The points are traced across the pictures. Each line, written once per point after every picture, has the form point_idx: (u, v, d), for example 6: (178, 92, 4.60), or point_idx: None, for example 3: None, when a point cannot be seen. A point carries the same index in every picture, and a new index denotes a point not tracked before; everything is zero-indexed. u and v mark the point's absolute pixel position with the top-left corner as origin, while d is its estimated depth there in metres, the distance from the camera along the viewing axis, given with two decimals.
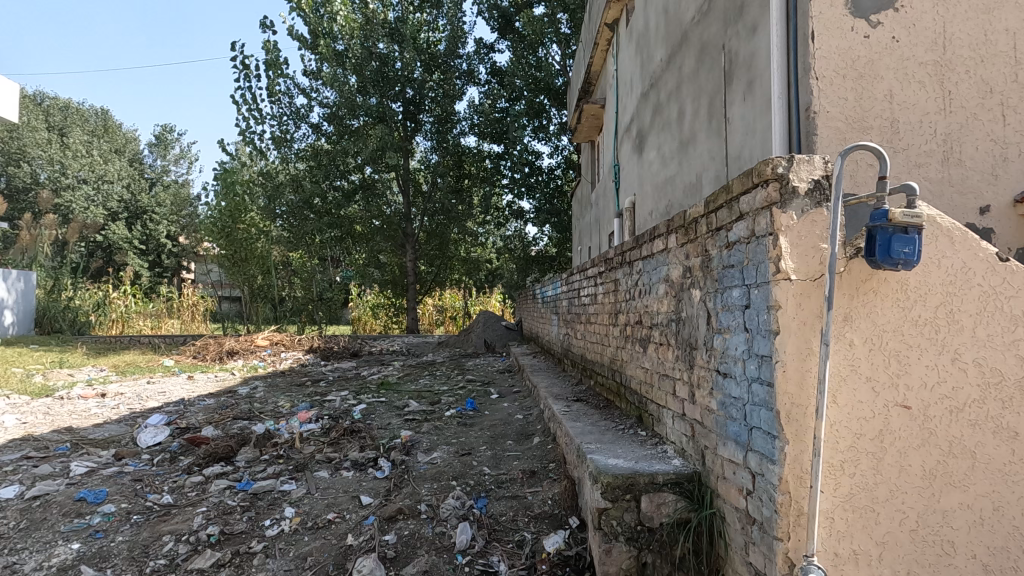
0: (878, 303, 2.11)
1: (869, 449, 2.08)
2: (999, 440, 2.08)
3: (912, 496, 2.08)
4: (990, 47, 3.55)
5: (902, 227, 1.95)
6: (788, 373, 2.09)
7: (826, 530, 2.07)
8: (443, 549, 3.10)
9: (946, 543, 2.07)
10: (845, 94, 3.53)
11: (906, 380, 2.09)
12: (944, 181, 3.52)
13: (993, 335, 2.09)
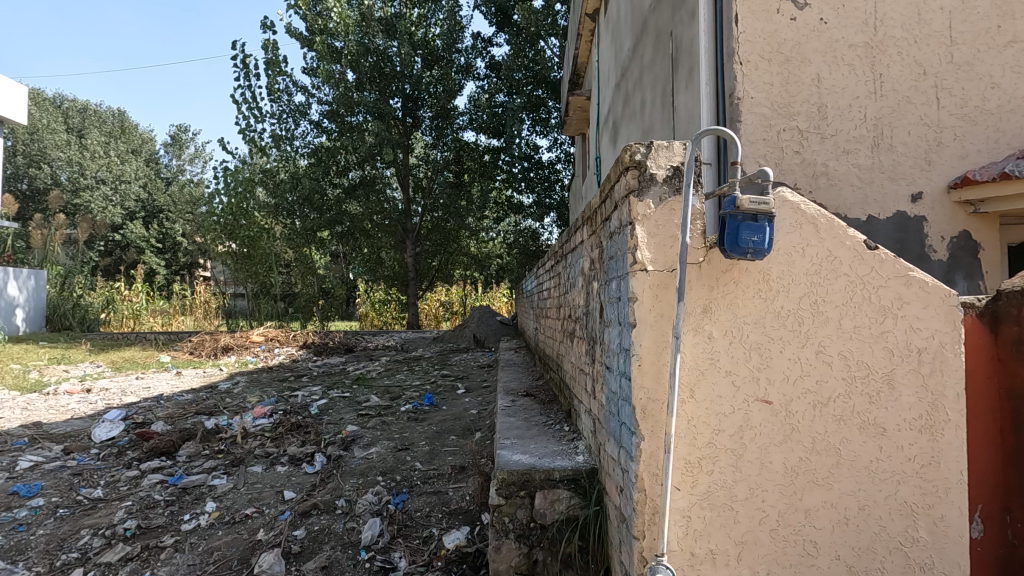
0: (738, 294, 2.03)
1: (728, 445, 2.01)
2: (866, 436, 1.99)
3: (773, 494, 2.00)
4: (924, 26, 3.40)
5: (751, 215, 1.86)
6: (644, 366, 2.02)
7: (682, 529, 2.00)
8: (348, 545, 3.10)
9: (809, 543, 1.99)
10: (770, 80, 3.42)
11: (768, 374, 2.01)
12: (875, 167, 3.38)
13: (860, 327, 2.00)
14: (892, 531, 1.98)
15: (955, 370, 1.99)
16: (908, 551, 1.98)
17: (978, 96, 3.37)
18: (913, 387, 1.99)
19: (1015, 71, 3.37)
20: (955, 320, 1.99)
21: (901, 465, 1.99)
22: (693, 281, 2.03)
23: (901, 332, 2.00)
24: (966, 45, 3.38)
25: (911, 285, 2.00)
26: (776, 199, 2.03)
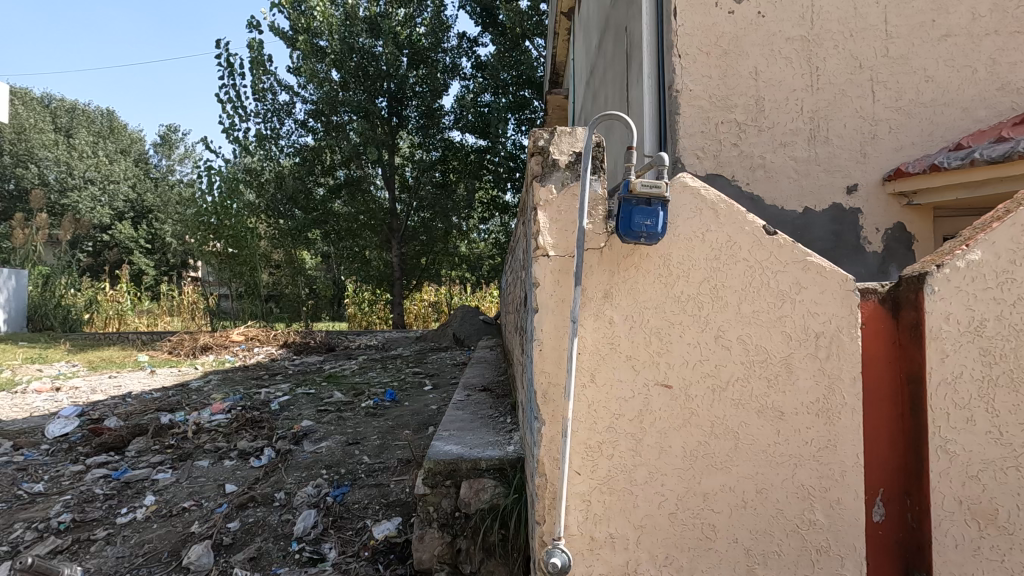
0: (639, 280, 2.03)
1: (627, 430, 2.02)
2: (764, 420, 2.01)
3: (672, 478, 2.01)
4: (860, 20, 3.42)
5: (644, 199, 1.88)
6: (545, 352, 2.03)
7: (582, 514, 2.01)
8: (281, 536, 3.09)
9: (707, 526, 2.00)
10: (708, 73, 3.44)
11: (667, 358, 2.02)
12: (811, 160, 3.40)
13: (759, 311, 2.02)
14: (790, 514, 2.00)
15: (852, 354, 2.01)
16: (804, 534, 1.99)
17: (912, 89, 3.40)
18: (810, 371, 2.01)
19: (948, 65, 3.40)
20: (851, 305, 2.01)
21: (799, 448, 2.00)
22: (593, 266, 2.04)
23: (799, 316, 2.01)
24: (900, 39, 3.41)
25: (809, 270, 2.02)
26: (677, 184, 2.04)
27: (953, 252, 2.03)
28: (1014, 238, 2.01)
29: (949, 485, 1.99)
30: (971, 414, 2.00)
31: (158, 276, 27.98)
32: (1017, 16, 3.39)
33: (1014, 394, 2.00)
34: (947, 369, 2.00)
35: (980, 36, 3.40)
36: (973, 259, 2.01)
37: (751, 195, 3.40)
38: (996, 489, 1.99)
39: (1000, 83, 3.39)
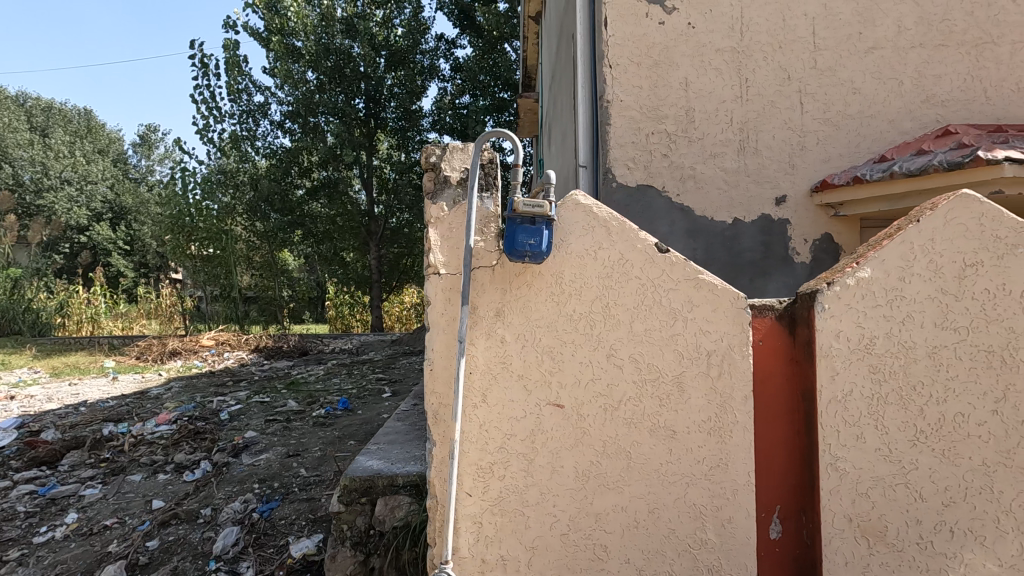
0: (531, 298, 2.01)
1: (519, 450, 1.99)
2: (656, 439, 2.00)
3: (564, 498, 1.99)
4: (788, 32, 3.45)
5: (528, 218, 1.86)
6: (436, 371, 1.99)
7: (473, 536, 1.98)
8: (199, 555, 3.03)
9: (599, 547, 1.98)
10: (639, 83, 3.44)
11: (559, 377, 2.00)
12: (740, 170, 3.41)
13: (651, 329, 2.01)
14: (681, 534, 1.98)
15: (743, 372, 2.00)
16: (696, 554, 1.98)
17: (839, 100, 3.43)
18: (702, 389, 2.00)
19: (875, 77, 3.43)
20: (743, 323, 2.01)
21: (691, 467, 1.99)
22: (485, 284, 2.01)
23: (691, 334, 2.00)
24: (828, 51, 3.44)
25: (701, 288, 2.01)
26: (569, 202, 2.03)
27: (844, 270, 2.03)
28: (903, 255, 2.02)
29: (839, 503, 1.99)
30: (861, 431, 2.00)
31: (134, 278, 27.51)
32: (942, 29, 3.44)
33: (903, 411, 2.01)
34: (837, 386, 2.01)
35: (906, 49, 3.44)
36: (862, 276, 2.02)
37: (682, 205, 3.41)
38: (886, 506, 1.99)
39: (925, 95, 3.43)
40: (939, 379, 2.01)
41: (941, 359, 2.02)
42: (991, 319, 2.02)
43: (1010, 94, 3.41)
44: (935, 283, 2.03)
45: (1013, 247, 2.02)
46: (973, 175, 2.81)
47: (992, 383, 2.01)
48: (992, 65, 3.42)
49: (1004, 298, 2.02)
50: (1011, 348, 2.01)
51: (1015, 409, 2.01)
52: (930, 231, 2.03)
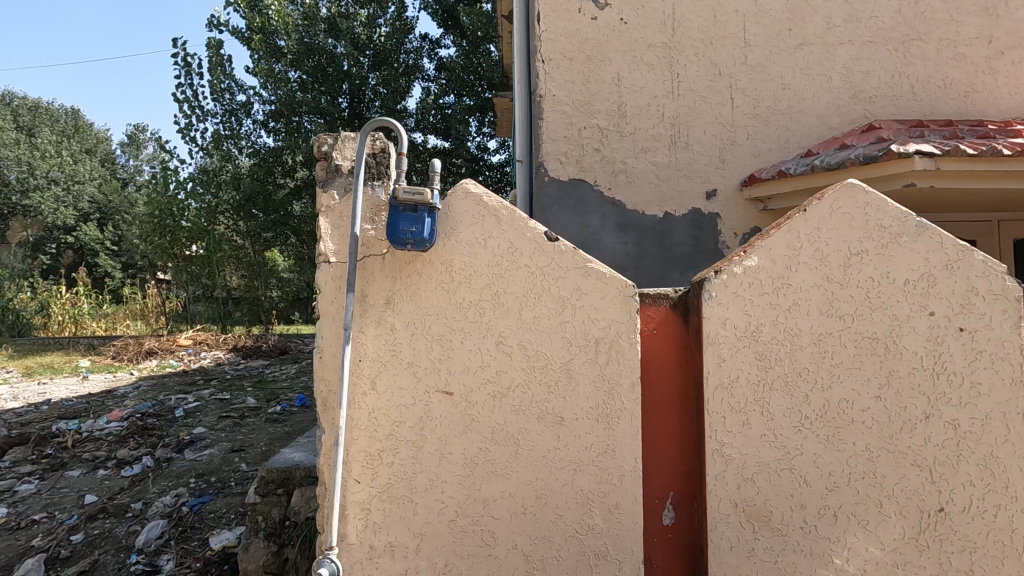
0: (421, 286, 2.03)
1: (408, 437, 2.01)
2: (544, 426, 2.01)
3: (452, 485, 2.00)
4: (719, 29, 3.48)
5: (410, 205, 1.88)
6: (325, 359, 2.00)
7: (362, 522, 1.99)
8: (122, 548, 3.02)
9: (487, 533, 2.00)
10: (572, 78, 3.46)
11: (448, 365, 2.02)
12: (671, 165, 3.44)
13: (540, 317, 2.02)
14: (568, 520, 2.00)
15: (631, 359, 2.02)
16: (583, 539, 2.00)
17: (769, 96, 3.46)
18: (590, 376, 2.02)
19: (804, 73, 3.47)
20: (630, 311, 2.03)
21: (578, 453, 2.01)
22: (375, 272, 2.03)
23: (579, 322, 2.02)
24: (758, 47, 3.47)
25: (589, 276, 2.03)
26: (459, 191, 2.04)
27: (731, 258, 2.06)
28: (789, 244, 2.05)
29: (725, 488, 2.02)
30: (747, 417, 2.03)
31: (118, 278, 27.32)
32: (870, 26, 3.48)
33: (788, 398, 2.04)
34: (724, 373, 2.03)
35: (834, 45, 3.47)
36: (749, 265, 2.05)
37: (613, 199, 3.43)
38: (770, 491, 2.02)
39: (854, 91, 3.47)
40: (824, 366, 2.04)
41: (826, 346, 2.05)
42: (875, 307, 2.05)
43: (935, 91, 3.47)
44: (821, 272, 2.06)
45: (896, 236, 2.05)
46: (886, 168, 2.84)
47: (876, 370, 2.04)
48: (918, 61, 3.47)
49: (887, 286, 2.05)
50: (894, 335, 2.05)
51: (898, 395, 2.04)
52: (816, 220, 2.06)
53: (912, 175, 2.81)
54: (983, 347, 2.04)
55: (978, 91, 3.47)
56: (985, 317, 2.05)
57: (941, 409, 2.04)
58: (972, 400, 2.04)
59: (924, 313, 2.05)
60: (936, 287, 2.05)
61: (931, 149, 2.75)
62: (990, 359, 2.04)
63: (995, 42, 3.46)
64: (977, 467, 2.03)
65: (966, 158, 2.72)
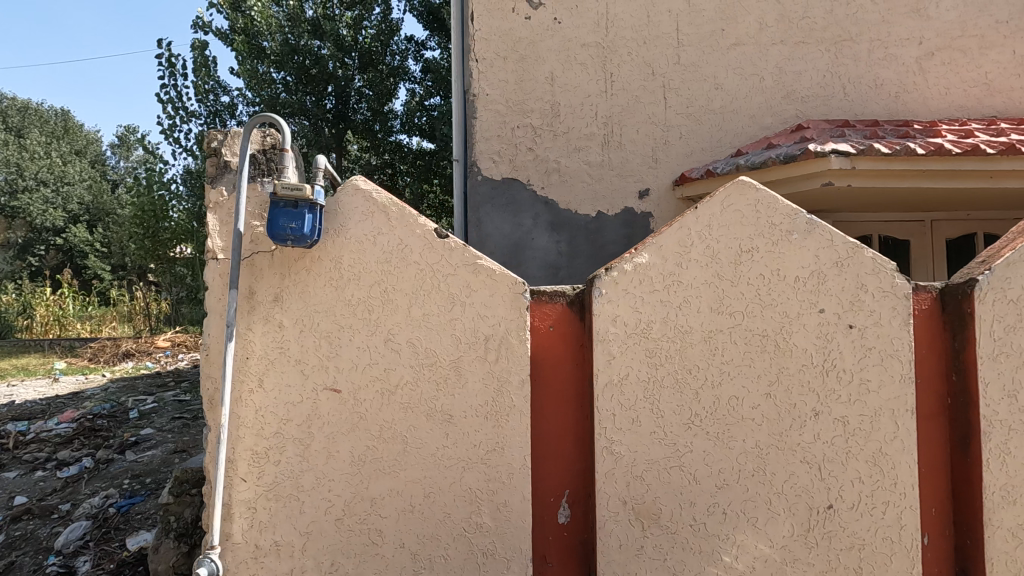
0: (310, 283, 2.01)
1: (295, 435, 1.99)
2: (432, 423, 2.01)
3: (339, 483, 1.99)
4: (652, 29, 3.49)
5: (290, 201, 1.86)
6: (211, 357, 1.98)
7: (247, 521, 1.98)
8: (41, 549, 3.01)
9: (374, 532, 1.99)
10: (506, 77, 3.46)
11: (336, 362, 2.00)
12: (604, 164, 3.45)
13: (429, 314, 2.02)
14: (457, 518, 2.00)
15: (521, 356, 2.02)
16: (471, 537, 2.00)
17: (702, 96, 3.47)
18: (479, 374, 2.01)
19: (737, 73, 3.48)
20: (520, 308, 2.02)
21: (467, 451, 2.01)
22: (263, 269, 2.01)
23: (469, 319, 2.02)
24: (692, 47, 3.49)
25: (479, 273, 2.02)
26: (348, 187, 2.03)
27: (623, 256, 2.06)
28: (680, 241, 2.06)
29: (614, 486, 2.02)
30: (637, 414, 2.03)
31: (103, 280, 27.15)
32: (802, 26, 3.50)
33: (678, 395, 2.04)
34: (613, 371, 2.03)
35: (767, 45, 3.49)
36: (640, 262, 2.05)
37: (547, 199, 3.43)
38: (659, 488, 2.02)
39: (786, 91, 3.48)
40: (714, 363, 2.04)
41: (716, 343, 2.05)
42: (765, 304, 2.06)
43: (867, 91, 3.49)
44: (712, 269, 2.06)
45: (786, 233, 2.06)
46: (805, 168, 2.85)
47: (766, 367, 2.05)
48: (850, 62, 3.49)
49: (777, 283, 2.06)
50: (784, 333, 2.05)
51: (788, 393, 2.04)
52: (707, 217, 2.07)
53: (830, 174, 2.82)
54: (872, 344, 2.05)
55: (909, 92, 3.49)
56: (874, 314, 2.06)
57: (830, 406, 2.04)
58: (861, 397, 2.05)
59: (815, 310, 2.06)
60: (826, 285, 2.06)
61: (847, 148, 2.76)
62: (878, 356, 2.05)
63: (926, 43, 3.51)
64: (865, 464, 2.04)
65: (881, 156, 2.74)
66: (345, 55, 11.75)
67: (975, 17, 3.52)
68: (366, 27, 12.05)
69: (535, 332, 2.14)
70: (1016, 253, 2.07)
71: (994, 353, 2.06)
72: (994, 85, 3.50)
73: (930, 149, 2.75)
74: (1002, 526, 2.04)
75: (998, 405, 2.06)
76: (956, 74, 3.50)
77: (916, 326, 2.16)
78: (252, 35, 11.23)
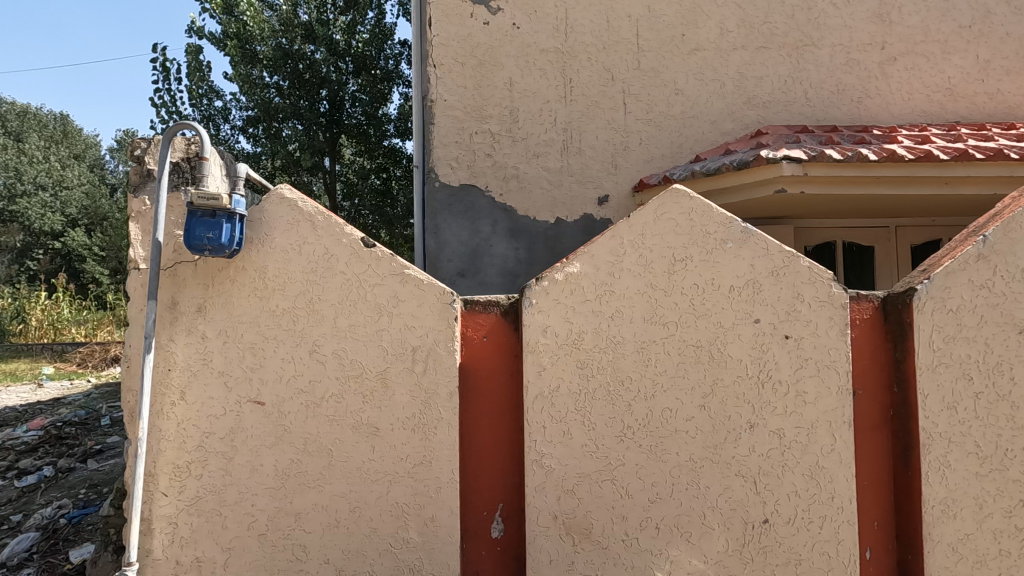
0: (234, 293, 1.98)
1: (218, 448, 1.95)
2: (358, 436, 1.97)
3: (262, 498, 1.95)
4: (612, 34, 3.47)
5: (208, 210, 1.83)
6: (132, 368, 1.95)
7: (168, 537, 1.93)
8: None
9: (298, 547, 1.94)
10: (464, 83, 3.44)
11: (260, 374, 1.97)
12: (563, 170, 3.42)
13: (355, 325, 1.98)
14: (383, 533, 1.95)
15: (449, 367, 1.98)
16: (397, 553, 1.95)
17: (662, 101, 3.44)
18: (406, 386, 1.98)
19: (697, 78, 3.46)
20: (448, 318, 1.99)
21: (394, 465, 1.96)
22: (186, 279, 1.98)
23: (396, 330, 1.98)
24: (651, 52, 3.46)
25: (406, 283, 1.99)
26: (274, 196, 2.00)
27: (554, 265, 2.02)
28: (612, 250, 2.02)
29: (544, 500, 1.97)
30: (567, 427, 1.99)
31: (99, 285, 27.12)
32: (763, 31, 3.47)
33: (610, 407, 2.00)
34: (544, 382, 1.99)
35: (727, 50, 3.47)
36: (571, 271, 2.01)
37: (505, 205, 3.40)
38: (591, 503, 1.97)
39: (747, 96, 3.45)
40: (647, 374, 2.00)
41: (649, 354, 2.01)
42: (699, 315, 2.02)
43: (828, 96, 3.46)
44: (644, 279, 2.02)
45: (720, 242, 2.02)
46: (758, 174, 2.82)
47: (700, 378, 2.01)
48: (811, 67, 3.47)
49: (711, 293, 2.02)
50: (719, 343, 2.01)
51: (722, 404, 2.00)
52: (640, 226, 2.03)
53: (783, 180, 2.78)
54: (809, 355, 2.01)
55: (871, 97, 3.47)
56: (810, 324, 2.02)
57: (766, 418, 2.00)
58: (797, 409, 2.01)
59: (750, 320, 2.02)
60: (762, 294, 2.02)
61: (799, 154, 2.73)
62: (815, 367, 2.01)
63: (888, 47, 3.48)
64: (802, 477, 1.99)
65: (833, 162, 2.70)
66: (339, 61, 10.56)
67: (938, 22, 3.50)
68: (360, 32, 10.90)
69: (468, 342, 2.10)
70: (955, 261, 2.04)
71: (933, 364, 2.02)
72: (957, 90, 3.48)
73: (882, 155, 2.72)
74: (942, 541, 1.99)
75: (939, 417, 2.01)
76: (918, 79, 3.48)
77: (856, 336, 2.12)
78: (244, 40, 10.06)
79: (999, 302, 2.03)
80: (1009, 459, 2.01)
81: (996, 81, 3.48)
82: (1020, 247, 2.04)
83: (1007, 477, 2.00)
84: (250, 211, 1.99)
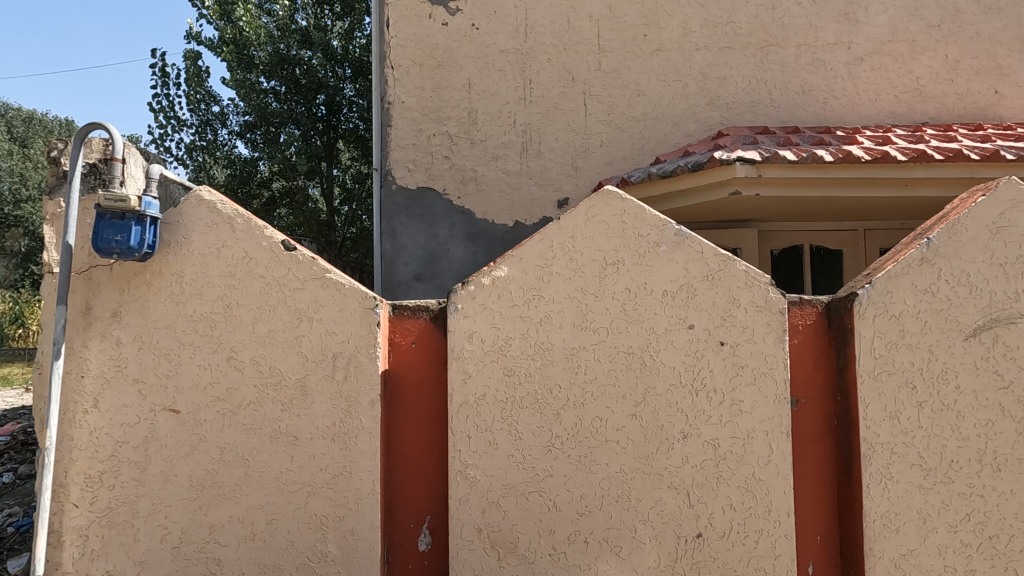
0: (150, 298, 1.92)
1: (131, 458, 1.89)
2: (276, 446, 1.90)
3: (176, 509, 1.88)
4: (572, 35, 3.41)
5: (116, 213, 1.77)
6: (44, 375, 1.89)
7: (79, 549, 1.87)
8: None
9: (212, 561, 1.88)
10: (422, 84, 3.39)
11: (175, 382, 1.91)
12: (522, 173, 3.36)
13: (274, 331, 1.92)
14: (300, 546, 1.89)
15: (370, 375, 1.92)
16: (315, 567, 1.88)
17: (623, 103, 3.38)
18: (326, 393, 1.91)
19: (659, 79, 3.39)
20: (370, 324, 1.92)
21: (312, 475, 1.90)
22: (102, 283, 1.92)
23: (316, 336, 1.92)
24: (613, 53, 3.40)
25: (327, 287, 1.93)
26: (192, 198, 1.95)
27: (481, 269, 1.96)
28: (541, 254, 1.96)
29: (468, 512, 1.90)
30: (493, 436, 1.92)
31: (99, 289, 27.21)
32: (727, 31, 3.41)
33: (538, 416, 1.93)
34: (469, 390, 1.92)
35: (690, 50, 3.40)
36: (499, 275, 1.95)
37: (463, 208, 3.34)
38: (517, 516, 1.90)
39: (710, 97, 3.39)
40: (576, 382, 1.94)
41: (579, 361, 1.94)
42: (631, 320, 1.95)
43: (794, 97, 3.39)
44: (574, 283, 1.96)
45: (653, 245, 1.96)
46: (712, 176, 2.75)
47: (631, 386, 1.94)
48: (776, 67, 3.40)
49: (644, 298, 1.95)
50: (651, 350, 1.94)
51: (655, 413, 1.93)
52: (570, 228, 1.97)
53: (737, 182, 2.72)
54: (745, 363, 1.94)
55: (838, 97, 3.39)
56: (747, 331, 1.94)
57: (699, 428, 1.93)
58: (732, 418, 1.93)
59: (683, 326, 1.95)
60: (697, 299, 1.95)
61: (753, 155, 2.66)
62: (751, 375, 1.94)
63: (855, 47, 3.41)
64: (737, 489, 1.92)
65: (787, 164, 2.63)
66: (337, 66, 10.17)
67: (906, 21, 3.42)
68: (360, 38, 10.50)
69: (395, 349, 2.04)
70: (898, 265, 1.97)
71: (874, 372, 1.94)
72: (926, 90, 3.40)
73: (838, 156, 2.64)
74: (884, 556, 1.91)
75: (880, 427, 1.93)
76: (886, 79, 3.40)
77: (797, 343, 2.06)
78: (241, 46, 9.75)
79: (943, 307, 1.96)
80: (954, 471, 1.93)
81: (966, 81, 3.40)
82: (965, 249, 1.96)
83: (952, 490, 1.92)
84: (168, 214, 1.94)
